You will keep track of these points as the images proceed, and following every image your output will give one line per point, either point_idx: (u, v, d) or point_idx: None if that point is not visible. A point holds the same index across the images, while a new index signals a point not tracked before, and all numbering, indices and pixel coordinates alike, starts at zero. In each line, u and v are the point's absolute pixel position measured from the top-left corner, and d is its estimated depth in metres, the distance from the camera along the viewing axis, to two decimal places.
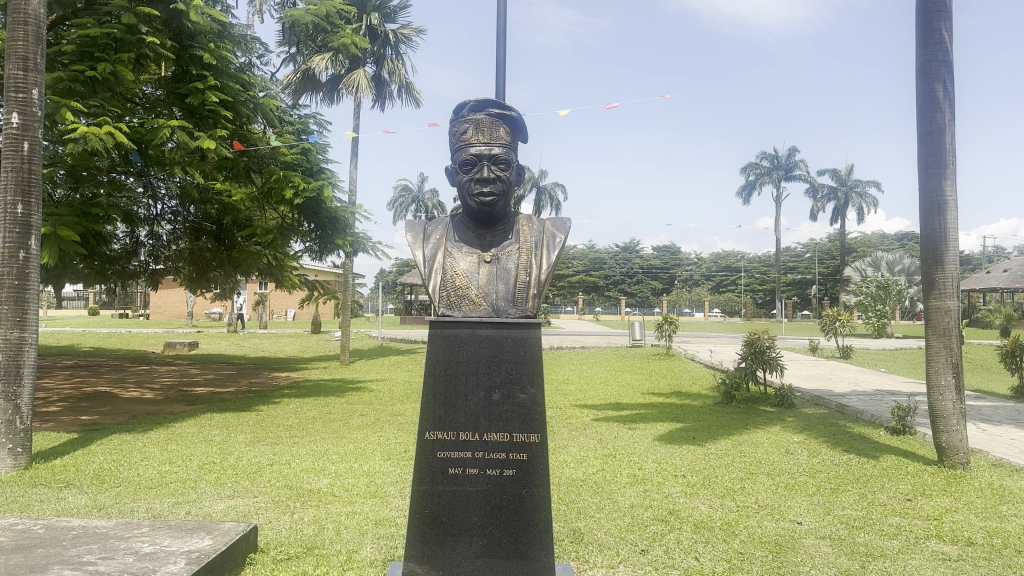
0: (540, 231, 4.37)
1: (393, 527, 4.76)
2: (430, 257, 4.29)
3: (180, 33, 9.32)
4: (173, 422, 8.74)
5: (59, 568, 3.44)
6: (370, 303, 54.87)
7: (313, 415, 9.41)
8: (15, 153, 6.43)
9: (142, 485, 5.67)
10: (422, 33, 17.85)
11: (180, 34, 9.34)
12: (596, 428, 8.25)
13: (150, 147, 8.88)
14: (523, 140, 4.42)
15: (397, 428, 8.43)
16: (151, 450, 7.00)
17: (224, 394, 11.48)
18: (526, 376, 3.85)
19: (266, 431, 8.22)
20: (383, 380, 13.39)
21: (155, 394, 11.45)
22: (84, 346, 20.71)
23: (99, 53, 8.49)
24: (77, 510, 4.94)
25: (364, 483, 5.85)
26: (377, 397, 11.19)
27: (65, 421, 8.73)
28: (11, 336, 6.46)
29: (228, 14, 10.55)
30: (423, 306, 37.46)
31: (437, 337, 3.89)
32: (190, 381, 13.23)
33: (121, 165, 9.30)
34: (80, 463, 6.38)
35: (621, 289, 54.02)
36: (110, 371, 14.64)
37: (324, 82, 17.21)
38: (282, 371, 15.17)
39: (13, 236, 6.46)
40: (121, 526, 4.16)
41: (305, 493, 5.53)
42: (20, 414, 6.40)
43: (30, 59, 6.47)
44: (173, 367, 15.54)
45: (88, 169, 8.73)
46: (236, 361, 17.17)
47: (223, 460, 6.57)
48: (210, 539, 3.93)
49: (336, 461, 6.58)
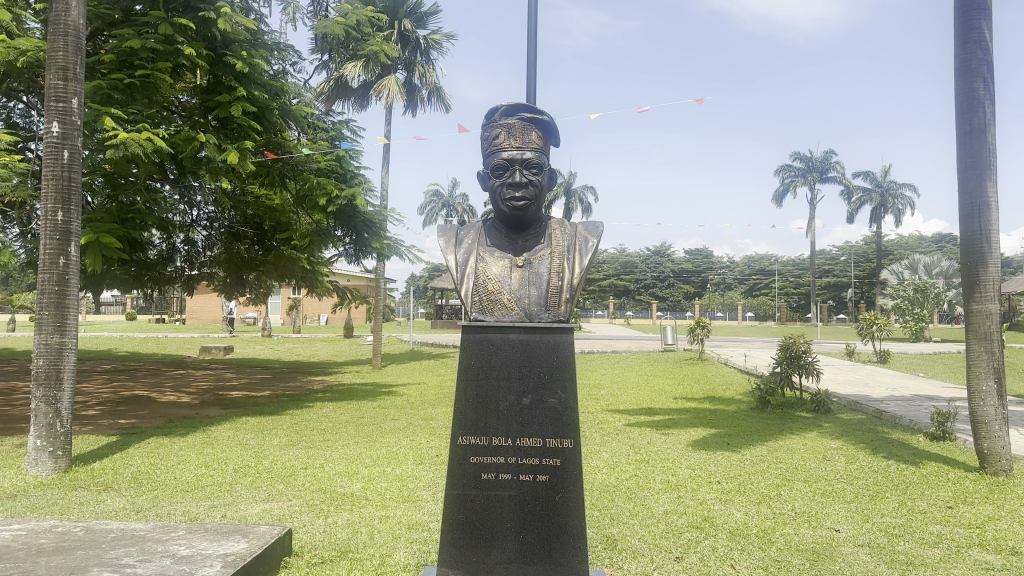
0: (572, 235, 4.36)
1: (425, 531, 4.76)
2: (462, 262, 4.28)
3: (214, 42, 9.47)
4: (208, 426, 8.86)
5: (98, 570, 3.49)
6: (401, 308, 55.27)
7: (345, 419, 9.48)
8: (55, 161, 6.57)
9: (179, 488, 5.75)
10: (452, 38, 17.95)
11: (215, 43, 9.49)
12: (628, 434, 8.20)
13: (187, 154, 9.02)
14: (556, 144, 4.42)
15: (428, 433, 8.46)
16: (187, 453, 7.11)
17: (258, 398, 11.62)
18: (558, 381, 3.83)
19: (300, 434, 8.31)
20: (415, 384, 13.48)
21: (191, 398, 11.63)
22: (123, 351, 21.09)
23: (137, 63, 8.66)
24: (116, 513, 5.03)
25: (397, 487, 5.87)
26: (408, 401, 11.22)
27: (104, 424, 8.89)
28: (51, 341, 6.59)
29: (262, 23, 10.72)
30: (453, 310, 37.59)
31: (469, 341, 3.88)
32: (225, 384, 13.42)
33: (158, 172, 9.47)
34: (118, 466, 6.49)
35: (652, 293, 53.85)
36: (148, 374, 14.90)
37: (355, 89, 17.39)
38: (315, 375, 15.32)
39: (54, 242, 6.60)
40: (159, 528, 4.21)
41: (339, 497, 5.56)
42: (60, 418, 6.53)
43: (70, 69, 6.62)
44: (208, 371, 15.78)
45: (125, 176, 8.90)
46: (270, 365, 17.36)
47: (259, 464, 6.65)
48: (245, 542, 3.97)
49: (368, 465, 6.62)
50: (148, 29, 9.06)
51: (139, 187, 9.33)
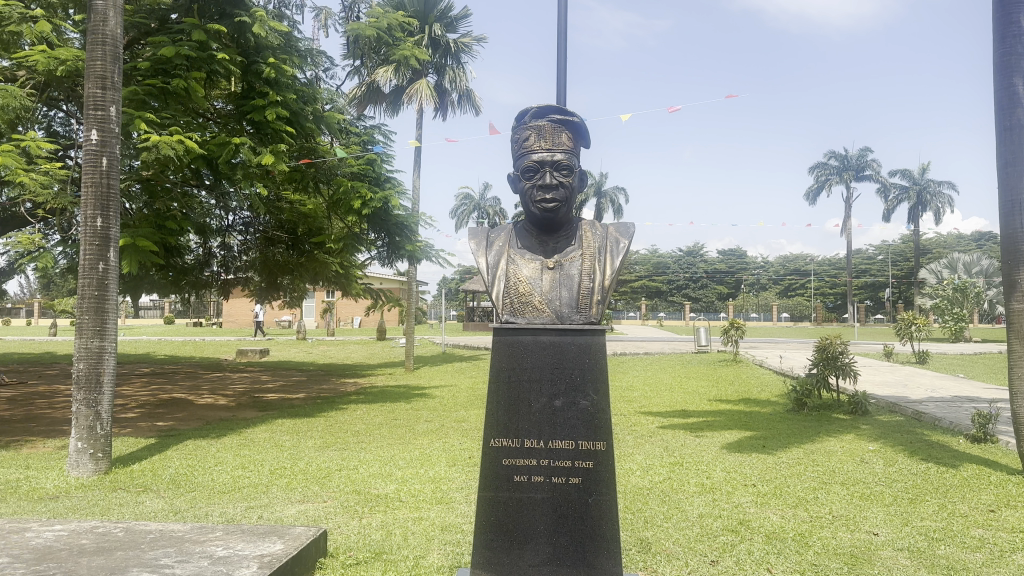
0: (603, 236, 4.34)
1: (458, 533, 4.78)
2: (493, 264, 4.29)
3: (247, 48, 9.60)
4: (245, 427, 8.98)
5: (138, 571, 3.56)
6: (433, 311, 55.49)
7: (379, 420, 9.56)
8: (94, 168, 6.71)
9: (216, 489, 5.84)
10: (482, 41, 18.02)
11: (248, 49, 9.63)
12: (661, 436, 8.15)
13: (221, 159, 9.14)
14: (586, 144, 4.41)
15: (461, 434, 8.49)
16: (224, 454, 7.22)
17: (294, 400, 11.76)
18: (590, 383, 3.82)
19: (335, 436, 8.39)
20: (447, 386, 13.53)
21: (228, 400, 11.81)
22: (161, 354, 21.49)
23: (172, 70, 8.81)
24: (156, 514, 5.12)
25: (430, 489, 5.90)
26: (440, 403, 11.28)
27: (143, 427, 9.07)
28: (91, 345, 6.73)
29: (295, 29, 10.85)
30: (485, 312, 37.67)
31: (501, 344, 3.89)
32: (260, 387, 13.60)
33: (192, 177, 9.60)
34: (157, 468, 6.61)
35: (685, 294, 53.45)
36: (186, 377, 15.16)
37: (387, 94, 17.53)
38: (348, 378, 15.46)
39: (93, 248, 6.74)
40: (197, 530, 4.28)
41: (373, 499, 5.61)
42: (101, 420, 6.67)
43: (108, 78, 6.76)
44: (245, 373, 16.00)
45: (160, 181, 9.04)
46: (305, 368, 17.57)
47: (294, 465, 6.73)
48: (281, 544, 4.02)
49: (401, 467, 6.66)
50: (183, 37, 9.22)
51: (174, 192, 9.47)
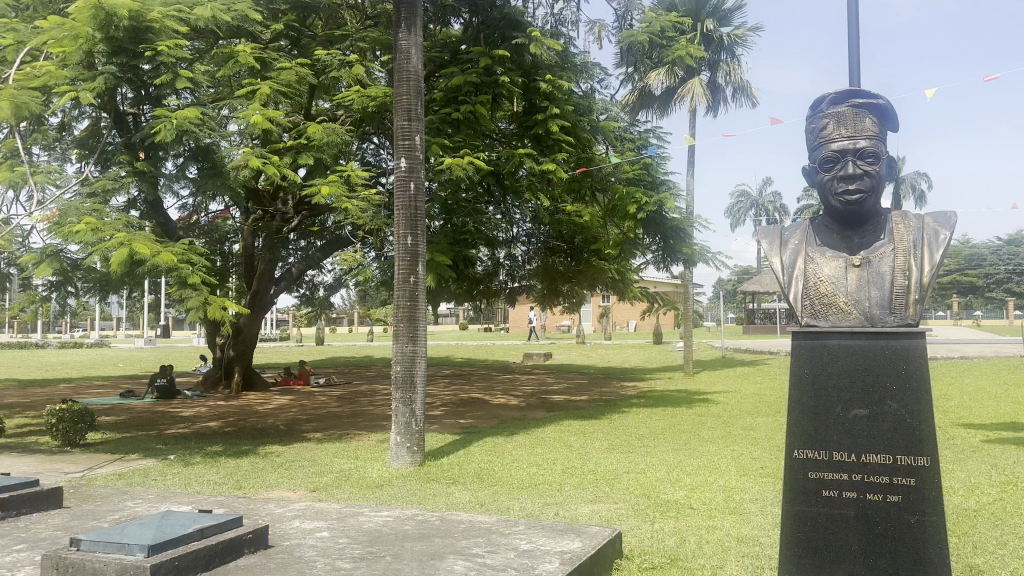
0: (920, 229, 3.89)
1: (757, 545, 4.56)
2: (790, 263, 4.04)
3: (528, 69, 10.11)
4: (535, 427, 9.41)
5: (454, 557, 3.84)
6: (710, 313, 54.13)
7: (664, 425, 9.48)
8: (405, 191, 7.45)
9: (515, 486, 6.17)
10: (758, 30, 17.24)
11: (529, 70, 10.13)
12: (989, 452, 7.14)
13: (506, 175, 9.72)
14: (892, 128, 4.00)
15: (751, 443, 8.13)
16: (519, 452, 7.61)
17: (579, 402, 12.10)
18: (909, 390, 3.44)
19: (621, 438, 8.48)
20: (732, 392, 13.08)
21: (518, 400, 12.49)
22: (458, 356, 23.34)
23: (461, 96, 9.53)
24: (464, 505, 5.53)
25: (722, 497, 5.72)
26: (726, 409, 10.93)
27: (447, 424, 9.87)
28: (407, 349, 7.45)
29: (571, 45, 11.23)
30: (765, 314, 35.90)
31: (803, 348, 3.64)
32: (547, 389, 14.18)
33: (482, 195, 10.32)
34: (462, 463, 7.14)
35: (1006, 290, 46.59)
36: (481, 378, 16.29)
37: (660, 97, 17.45)
38: (630, 381, 15.58)
39: (405, 263, 7.47)
40: (502, 522, 4.54)
41: (664, 503, 5.55)
42: (415, 417, 7.35)
43: (413, 110, 7.47)
44: (533, 376, 16.82)
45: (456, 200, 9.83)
46: (588, 371, 18.03)
47: (584, 465, 6.91)
48: (580, 542, 4.12)
49: (690, 473, 6.53)
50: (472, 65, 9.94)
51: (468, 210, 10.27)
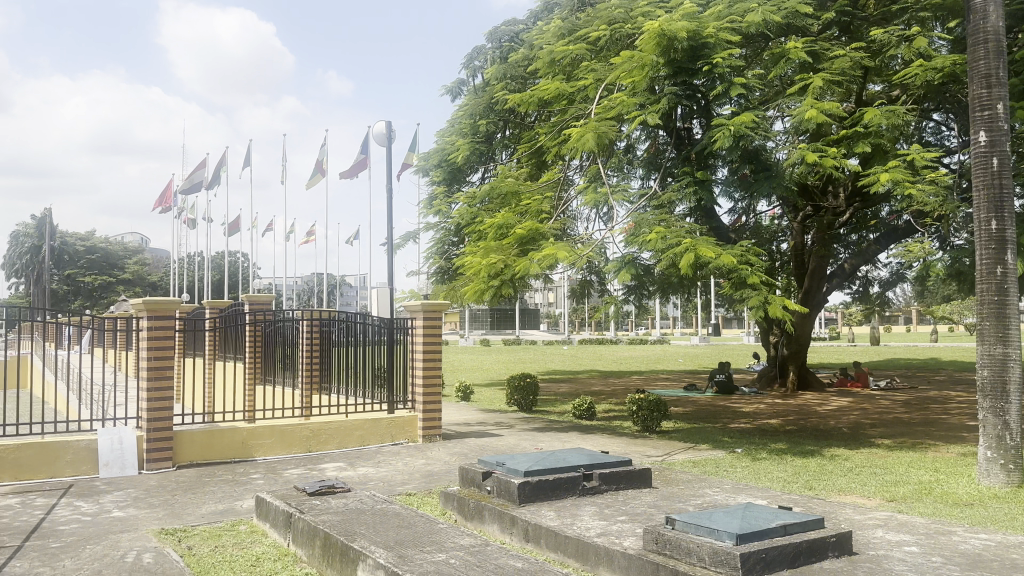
0: None
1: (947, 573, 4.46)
2: None
3: (698, 45, 10.86)
4: (734, 461, 9.38)
5: None
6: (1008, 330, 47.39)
7: (879, 471, 9.02)
8: None
9: (705, 501, 6.34)
10: None
11: (703, 45, 10.89)
12: None
13: (750, 162, 11.01)
14: None
15: (974, 497, 7.58)
16: (719, 478, 7.71)
17: (781, 435, 11.73)
18: None
19: (827, 482, 8.24)
20: (958, 432, 12.01)
21: (723, 429, 12.39)
22: (661, 380, 23.41)
23: (704, 97, 11.18)
24: (651, 515, 5.83)
25: (914, 527, 5.54)
26: (951, 456, 10.07)
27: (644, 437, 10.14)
28: None
29: (756, 15, 11.35)
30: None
31: None
32: (751, 418, 13.89)
33: (709, 162, 11.34)
34: (661, 478, 7.42)
35: None
36: (681, 405, 16.32)
37: None
38: (842, 413, 14.76)
39: None
40: (681, 529, 4.80)
41: (860, 529, 5.47)
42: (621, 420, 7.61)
43: None
44: (741, 404, 16.47)
45: (700, 180, 11.24)
46: (798, 399, 17.31)
47: (781, 493, 6.88)
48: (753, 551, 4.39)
49: (896, 515, 6.28)
50: (701, 55, 11.03)
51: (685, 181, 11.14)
